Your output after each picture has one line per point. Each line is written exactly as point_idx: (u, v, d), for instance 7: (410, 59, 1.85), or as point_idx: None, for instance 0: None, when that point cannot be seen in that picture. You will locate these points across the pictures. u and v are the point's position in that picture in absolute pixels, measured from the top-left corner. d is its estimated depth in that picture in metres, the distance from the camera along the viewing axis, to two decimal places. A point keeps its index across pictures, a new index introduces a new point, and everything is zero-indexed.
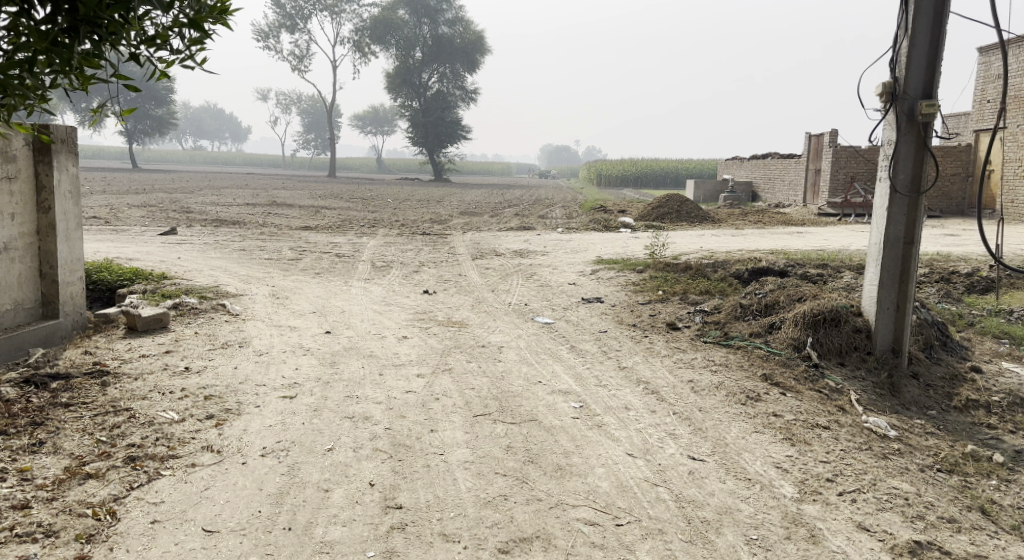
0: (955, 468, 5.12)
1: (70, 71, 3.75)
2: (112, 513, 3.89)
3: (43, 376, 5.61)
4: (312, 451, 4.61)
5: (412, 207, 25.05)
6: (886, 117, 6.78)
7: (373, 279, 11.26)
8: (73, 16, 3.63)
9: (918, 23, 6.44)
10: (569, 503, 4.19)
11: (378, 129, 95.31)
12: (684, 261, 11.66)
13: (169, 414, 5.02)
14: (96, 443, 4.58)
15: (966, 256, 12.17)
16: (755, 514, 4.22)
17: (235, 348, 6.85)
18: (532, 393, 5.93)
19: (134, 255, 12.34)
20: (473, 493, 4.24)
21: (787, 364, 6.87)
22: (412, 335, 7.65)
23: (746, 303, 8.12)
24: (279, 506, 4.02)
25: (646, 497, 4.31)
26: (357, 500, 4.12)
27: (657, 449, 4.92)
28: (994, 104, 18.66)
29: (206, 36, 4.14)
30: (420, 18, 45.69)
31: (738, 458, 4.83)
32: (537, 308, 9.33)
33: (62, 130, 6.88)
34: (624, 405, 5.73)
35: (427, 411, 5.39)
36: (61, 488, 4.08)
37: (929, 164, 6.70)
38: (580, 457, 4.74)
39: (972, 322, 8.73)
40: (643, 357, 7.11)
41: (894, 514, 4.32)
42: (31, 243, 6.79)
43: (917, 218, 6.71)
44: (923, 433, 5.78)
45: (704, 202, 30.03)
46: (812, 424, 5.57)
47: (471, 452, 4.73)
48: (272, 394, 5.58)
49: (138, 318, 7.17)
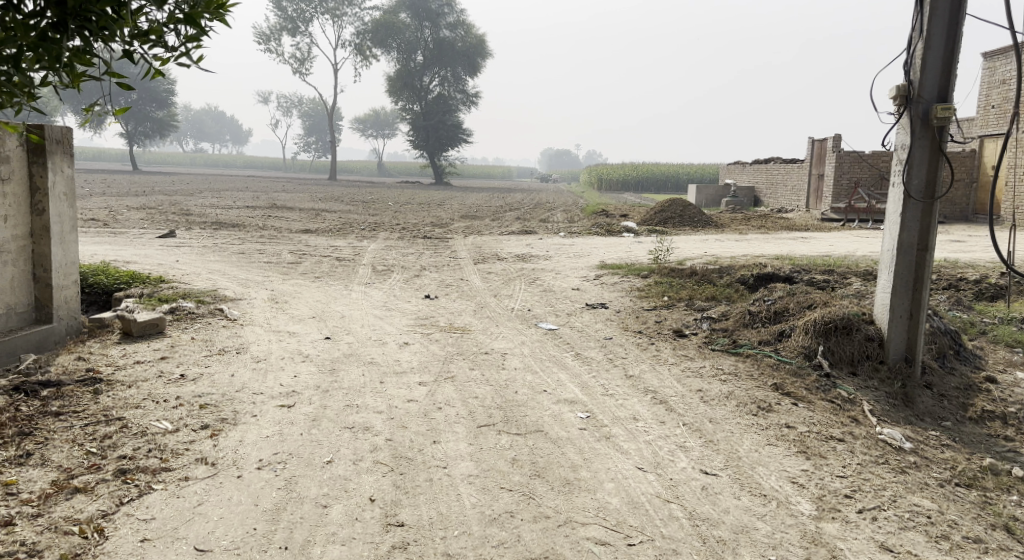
0: (974, 483, 4.96)
1: (59, 68, 3.57)
2: (99, 531, 3.73)
3: (33, 384, 5.44)
4: (311, 464, 4.44)
5: (413, 210, 24.80)
6: (900, 121, 6.61)
7: (374, 283, 11.09)
8: (61, 9, 3.48)
9: (934, 24, 6.28)
10: (579, 521, 4.02)
11: (379, 132, 95.49)
12: (689, 266, 11.46)
13: (163, 424, 4.84)
14: (86, 454, 4.41)
15: (974, 262, 12.03)
16: (773, 533, 4.05)
17: (233, 354, 6.68)
18: (537, 403, 5.76)
19: (131, 259, 12.15)
20: (479, 510, 4.07)
21: (797, 373, 6.70)
22: (413, 342, 7.48)
23: (755, 310, 7.94)
24: (275, 523, 3.86)
25: (658, 514, 4.15)
26: (357, 517, 3.95)
27: (668, 462, 4.75)
28: (1000, 110, 18.52)
29: (202, 32, 4.00)
30: (421, 21, 45.52)
31: (752, 473, 4.65)
32: (539, 314, 9.16)
33: (57, 131, 6.74)
34: (633, 415, 5.56)
35: (429, 422, 5.21)
36: (47, 504, 3.91)
37: (944, 169, 6.51)
38: (589, 471, 4.56)
39: (984, 330, 8.56)
40: (650, 365, 6.94)
41: (918, 533, 4.15)
42: (25, 246, 6.62)
43: (932, 225, 6.53)
44: (939, 446, 5.60)
45: (705, 206, 29.63)
46: (826, 436, 5.40)
47: (475, 466, 4.55)
48: (270, 403, 5.40)
49: (134, 323, 7.00)
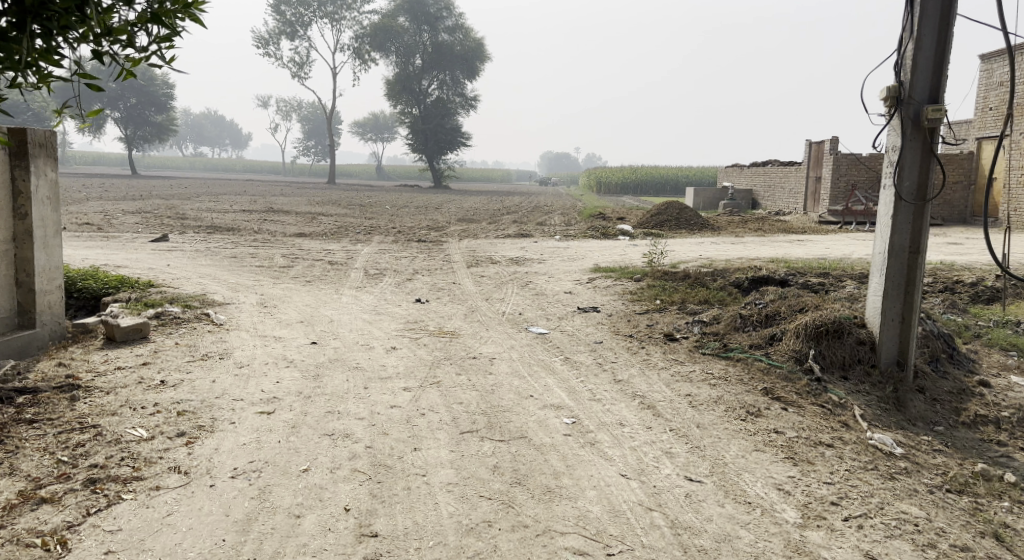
0: (964, 489, 4.87)
1: (24, 68, 3.50)
2: (63, 543, 3.65)
3: (9, 390, 5.35)
4: (286, 472, 4.35)
5: (409, 214, 24.65)
6: (891, 122, 6.55)
7: (365, 288, 10.99)
8: (21, 8, 3.42)
9: (924, 24, 6.21)
10: (557, 530, 3.94)
11: (378, 136, 95.61)
12: (683, 270, 11.36)
13: (138, 431, 4.76)
14: (57, 463, 4.33)
15: (970, 265, 11.95)
16: (756, 542, 3.96)
17: (216, 359, 6.59)
18: (523, 408, 5.67)
19: (121, 263, 12.06)
20: (456, 520, 3.98)
21: (788, 378, 6.61)
22: (401, 346, 7.39)
23: (746, 314, 7.85)
24: (245, 534, 3.78)
25: (639, 522, 4.06)
26: (330, 527, 3.87)
27: (652, 469, 4.66)
28: (997, 111, 18.48)
29: (174, 32, 3.94)
30: (420, 25, 45.52)
31: (737, 480, 4.57)
32: (531, 317, 9.07)
33: (41, 134, 6.66)
34: (618, 421, 5.48)
35: (412, 428, 5.13)
36: (11, 515, 3.83)
37: (936, 170, 6.43)
38: (571, 479, 4.48)
39: (979, 333, 8.48)
40: (639, 369, 6.85)
41: (904, 542, 4.07)
42: (7, 250, 6.54)
43: (924, 226, 6.44)
44: (930, 451, 5.52)
45: (703, 210, 29.51)
46: (815, 442, 5.31)
47: (454, 473, 4.47)
48: (249, 409, 5.31)
49: (117, 328, 6.91)
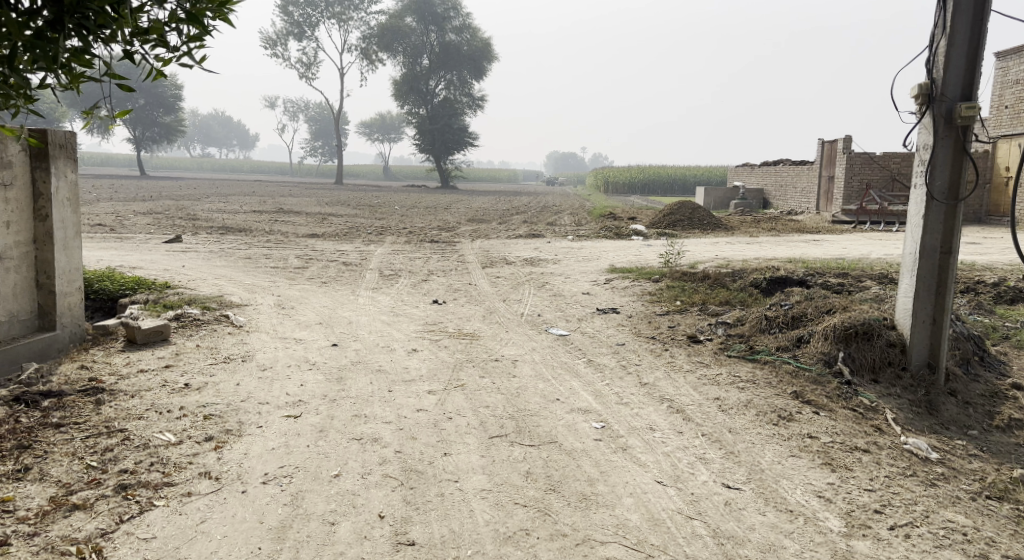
0: (1006, 495, 4.76)
1: (57, 69, 3.44)
2: (97, 551, 3.59)
3: (34, 394, 5.29)
4: (317, 478, 4.29)
5: (419, 214, 24.60)
6: (922, 120, 6.43)
7: (381, 288, 10.94)
8: (58, 7, 3.36)
9: (957, 21, 6.09)
10: (597, 539, 3.86)
11: (386, 136, 95.69)
12: (701, 270, 11.24)
13: (166, 436, 4.70)
14: (86, 468, 4.27)
15: (991, 264, 11.79)
16: (802, 552, 3.88)
17: (238, 362, 6.53)
18: (551, 412, 5.59)
19: (137, 264, 12.08)
20: (492, 527, 3.91)
21: (817, 381, 6.50)
22: (422, 348, 7.30)
23: (772, 315, 7.73)
24: (280, 542, 3.71)
25: (680, 532, 3.98)
26: (366, 535, 3.81)
27: (688, 475, 4.58)
28: (1013, 110, 18.26)
29: (206, 32, 3.87)
30: (427, 25, 45.45)
31: (776, 487, 4.48)
32: (550, 319, 8.99)
33: (61, 136, 6.62)
34: (649, 425, 5.39)
35: (440, 433, 5.05)
36: (44, 522, 3.78)
37: (968, 168, 6.32)
38: (606, 486, 4.39)
39: (1007, 335, 8.34)
40: (665, 372, 6.75)
41: (954, 551, 3.97)
42: (29, 252, 6.49)
43: (956, 226, 6.33)
44: (966, 455, 5.41)
45: (715, 210, 29.34)
46: (851, 447, 5.21)
47: (488, 479, 4.39)
48: (275, 413, 5.24)
49: (138, 330, 6.85)
